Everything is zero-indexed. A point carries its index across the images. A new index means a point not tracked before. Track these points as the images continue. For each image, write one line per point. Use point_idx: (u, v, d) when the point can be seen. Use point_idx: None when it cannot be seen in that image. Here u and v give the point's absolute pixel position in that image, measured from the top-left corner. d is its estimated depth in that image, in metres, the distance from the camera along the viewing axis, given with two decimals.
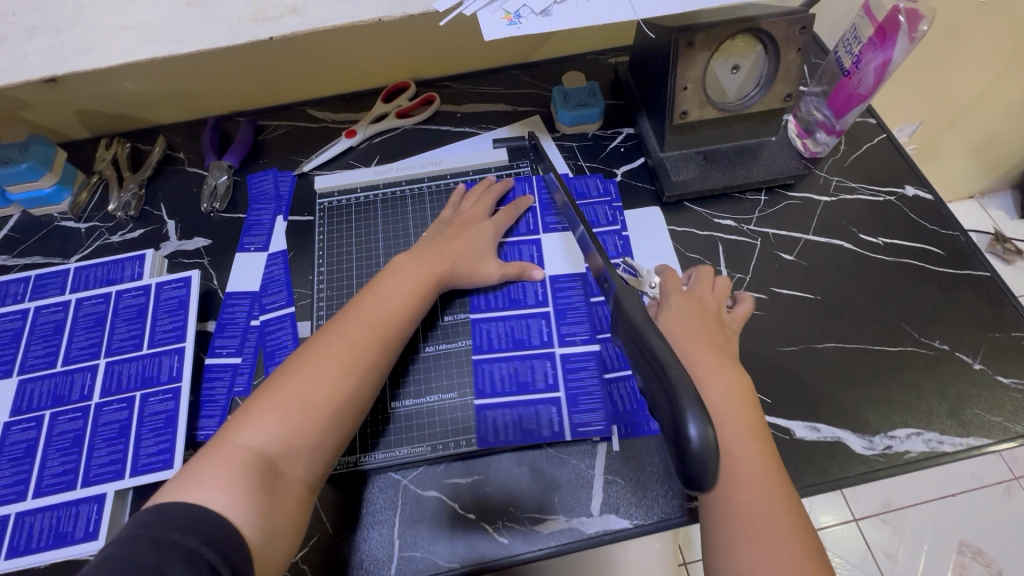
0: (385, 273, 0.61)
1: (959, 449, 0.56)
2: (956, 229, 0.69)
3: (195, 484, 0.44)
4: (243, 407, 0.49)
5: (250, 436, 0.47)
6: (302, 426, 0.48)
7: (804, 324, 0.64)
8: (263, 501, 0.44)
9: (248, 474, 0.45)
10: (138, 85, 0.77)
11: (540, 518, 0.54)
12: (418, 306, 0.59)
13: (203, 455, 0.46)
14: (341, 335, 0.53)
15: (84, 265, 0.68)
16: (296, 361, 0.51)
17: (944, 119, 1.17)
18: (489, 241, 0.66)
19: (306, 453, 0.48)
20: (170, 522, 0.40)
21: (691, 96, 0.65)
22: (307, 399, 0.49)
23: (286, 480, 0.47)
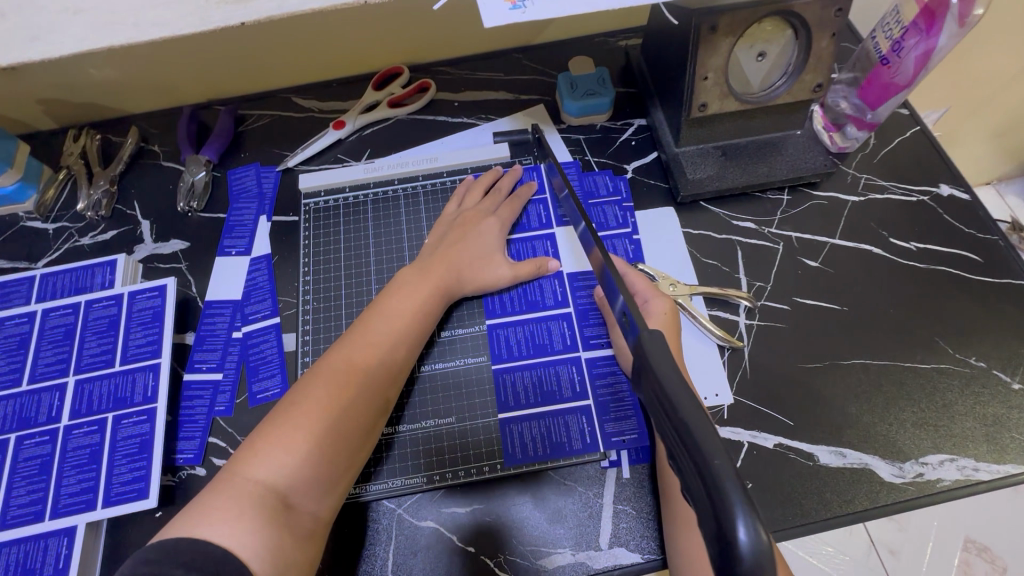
0: (392, 286, 0.56)
1: (995, 478, 0.52)
2: (994, 233, 0.64)
3: (203, 521, 0.38)
4: (249, 438, 0.43)
5: (260, 467, 0.41)
6: (315, 453, 0.43)
7: (829, 338, 0.59)
8: (275, 543, 0.38)
9: (259, 507, 0.39)
10: (106, 72, 0.70)
11: (544, 553, 0.50)
12: (428, 320, 0.54)
13: (208, 491, 0.40)
14: (348, 353, 0.48)
15: (51, 272, 0.62)
16: (303, 383, 0.46)
17: (970, 105, 1.10)
18: (497, 244, 0.61)
19: (320, 484, 0.43)
20: (175, 558, 0.35)
21: (711, 87, 0.59)
22: (319, 422, 0.44)
23: (299, 514, 0.41)
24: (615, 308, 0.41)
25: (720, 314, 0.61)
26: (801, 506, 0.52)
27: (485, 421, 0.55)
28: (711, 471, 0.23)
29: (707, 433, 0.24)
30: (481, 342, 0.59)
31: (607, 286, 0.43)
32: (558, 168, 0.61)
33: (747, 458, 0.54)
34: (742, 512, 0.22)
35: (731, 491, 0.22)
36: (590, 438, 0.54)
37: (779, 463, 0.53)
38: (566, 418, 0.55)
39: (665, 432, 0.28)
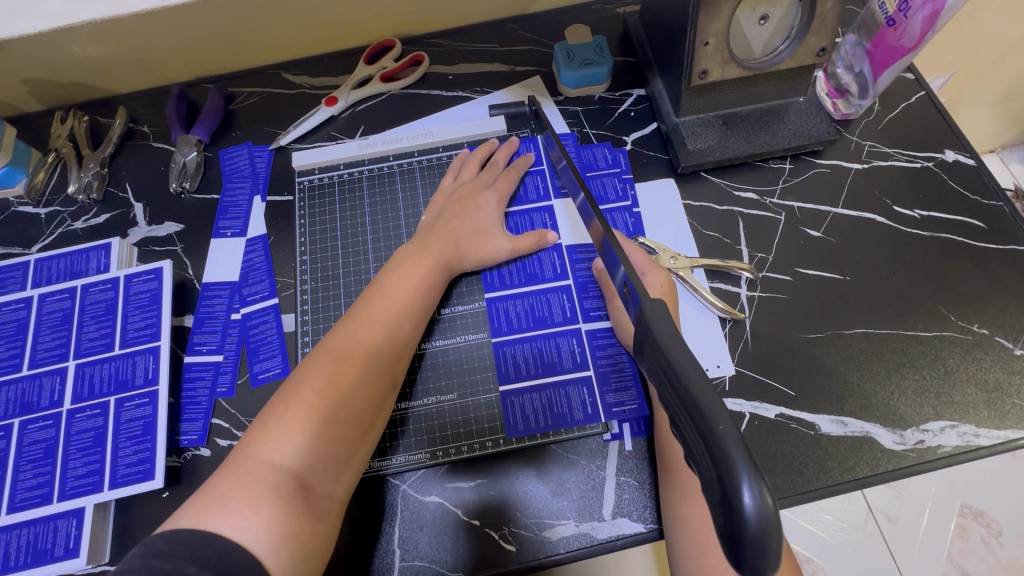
0: (391, 263, 0.54)
1: (995, 443, 0.52)
2: (999, 199, 0.63)
3: (219, 510, 0.37)
4: (258, 419, 0.42)
5: (275, 451, 0.40)
6: (331, 434, 0.43)
7: (831, 308, 0.59)
8: (296, 524, 0.38)
9: (279, 493, 0.39)
10: (90, 50, 0.68)
11: (548, 524, 0.51)
12: (430, 296, 0.54)
13: (220, 478, 0.39)
14: (355, 331, 0.48)
15: (45, 256, 0.62)
16: (309, 364, 0.45)
17: (976, 69, 1.08)
18: (495, 219, 0.60)
19: (335, 465, 0.43)
20: (189, 553, 0.33)
21: (712, 53, 0.57)
22: (332, 404, 0.43)
23: (318, 496, 0.41)
24: (616, 280, 0.41)
25: (721, 286, 0.60)
26: (803, 474, 0.52)
27: (487, 397, 0.55)
28: (719, 441, 0.23)
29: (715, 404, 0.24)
30: (481, 319, 0.58)
31: (608, 258, 0.42)
32: (556, 139, 0.60)
33: (748, 428, 0.54)
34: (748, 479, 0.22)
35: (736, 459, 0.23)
36: (592, 409, 0.54)
37: (780, 432, 0.54)
38: (567, 390, 0.55)
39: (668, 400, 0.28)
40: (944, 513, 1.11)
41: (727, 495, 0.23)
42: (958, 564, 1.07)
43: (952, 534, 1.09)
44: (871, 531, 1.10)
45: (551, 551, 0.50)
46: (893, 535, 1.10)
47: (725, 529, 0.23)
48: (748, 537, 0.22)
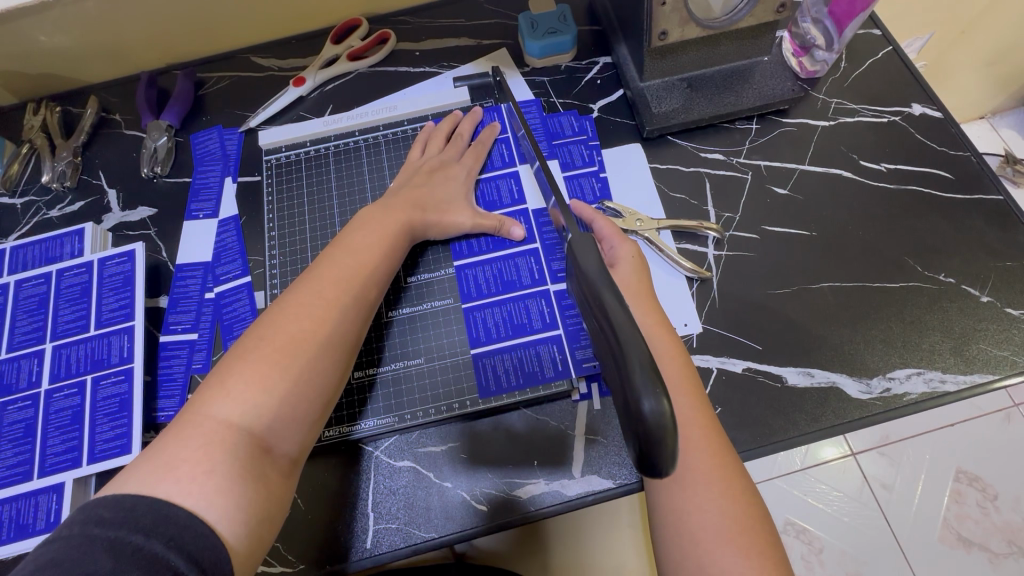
0: (353, 224, 0.55)
1: (962, 388, 0.53)
2: (967, 149, 0.63)
3: (169, 473, 0.38)
4: (215, 376, 0.43)
5: (228, 408, 0.41)
6: (289, 394, 0.43)
7: (799, 263, 0.59)
8: (250, 482, 0.40)
9: (234, 453, 0.40)
10: (58, 40, 0.68)
11: (519, 484, 0.52)
12: (393, 257, 0.54)
13: (170, 439, 0.40)
14: (314, 291, 0.48)
15: (21, 244, 0.62)
16: (267, 324, 0.46)
17: (958, 31, 1.06)
18: (462, 188, 0.61)
19: (294, 425, 0.44)
20: (134, 522, 0.35)
21: (670, 12, 0.57)
22: (289, 362, 0.44)
23: (276, 457, 0.43)
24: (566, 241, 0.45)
25: (688, 247, 0.60)
26: (770, 426, 0.53)
27: (457, 362, 0.56)
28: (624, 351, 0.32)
29: (625, 327, 0.33)
30: (449, 286, 0.59)
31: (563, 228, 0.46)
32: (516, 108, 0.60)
33: (715, 383, 0.54)
34: (645, 391, 0.31)
35: (637, 379, 0.31)
36: (562, 365, 0.54)
37: (747, 386, 0.54)
38: (537, 350, 0.55)
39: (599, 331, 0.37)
40: (938, 478, 1.11)
41: (633, 405, 0.31)
42: (954, 528, 1.07)
43: (948, 498, 1.09)
44: (867, 500, 1.11)
45: (523, 509, 0.51)
46: (887, 502, 1.10)
47: (630, 417, 0.32)
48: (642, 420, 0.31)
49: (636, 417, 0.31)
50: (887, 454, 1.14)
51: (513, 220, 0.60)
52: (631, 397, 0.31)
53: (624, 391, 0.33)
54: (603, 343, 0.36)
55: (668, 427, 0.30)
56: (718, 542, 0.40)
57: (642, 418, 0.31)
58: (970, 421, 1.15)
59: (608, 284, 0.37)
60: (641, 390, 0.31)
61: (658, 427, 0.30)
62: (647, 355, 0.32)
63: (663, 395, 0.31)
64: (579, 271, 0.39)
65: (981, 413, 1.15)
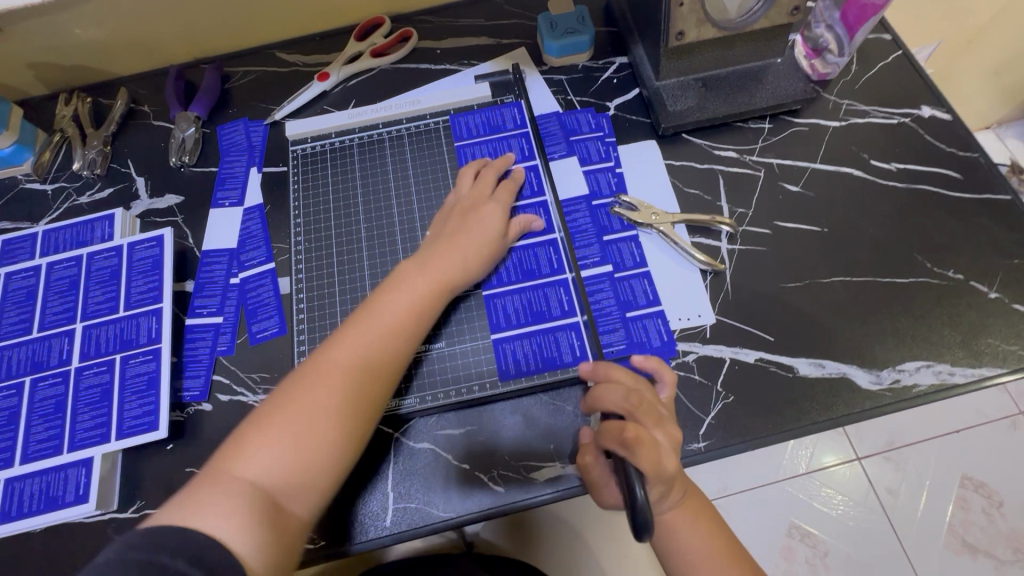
0: (390, 277, 0.55)
1: (970, 380, 0.54)
2: (976, 150, 0.64)
3: (197, 510, 0.41)
4: (238, 434, 0.45)
5: (250, 466, 0.44)
6: (305, 457, 0.45)
7: (810, 258, 0.60)
8: (265, 539, 0.41)
9: (252, 504, 0.42)
10: (92, 33, 0.71)
11: (535, 467, 0.53)
12: (423, 315, 0.53)
13: (200, 481, 0.43)
14: (343, 358, 0.48)
15: (52, 228, 0.64)
16: (298, 384, 0.47)
17: (964, 39, 1.08)
18: (499, 233, 0.58)
19: (310, 487, 0.45)
20: (162, 545, 0.37)
21: (687, 14, 0.59)
22: (306, 427, 0.45)
23: (293, 512, 0.44)
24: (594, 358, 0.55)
25: (702, 240, 0.62)
26: (781, 414, 0.54)
27: (477, 348, 0.57)
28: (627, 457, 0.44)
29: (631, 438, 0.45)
30: None
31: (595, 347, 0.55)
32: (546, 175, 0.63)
33: (728, 373, 0.56)
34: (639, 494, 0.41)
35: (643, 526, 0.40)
36: (580, 351, 0.56)
37: (760, 376, 0.55)
38: (556, 335, 0.56)
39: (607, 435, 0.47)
40: (944, 483, 1.11)
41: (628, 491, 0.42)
42: (959, 535, 1.07)
43: (953, 504, 1.10)
44: (871, 504, 1.11)
45: (539, 491, 0.52)
46: (892, 507, 1.10)
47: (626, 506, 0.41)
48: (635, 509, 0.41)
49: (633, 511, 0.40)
50: (892, 459, 1.14)
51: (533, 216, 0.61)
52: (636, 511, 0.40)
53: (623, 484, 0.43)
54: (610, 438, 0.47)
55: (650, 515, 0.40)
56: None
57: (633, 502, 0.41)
58: (976, 428, 1.15)
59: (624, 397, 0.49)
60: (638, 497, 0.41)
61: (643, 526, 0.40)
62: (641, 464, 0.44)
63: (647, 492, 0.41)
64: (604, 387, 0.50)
65: (986, 420, 1.16)
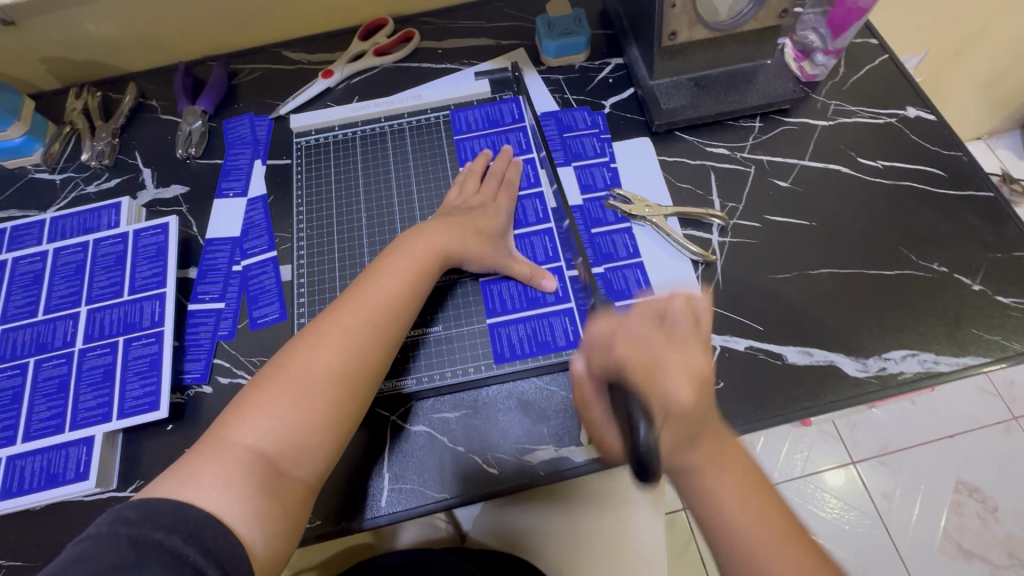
0: (385, 252, 0.56)
1: (954, 369, 0.55)
2: (959, 150, 0.66)
3: (191, 485, 0.42)
4: (237, 402, 0.47)
5: (247, 434, 0.45)
6: (301, 423, 0.47)
7: (799, 251, 0.62)
8: (264, 509, 0.43)
9: (248, 473, 0.44)
10: (104, 28, 0.73)
11: (528, 449, 0.54)
12: (419, 287, 0.55)
13: (195, 455, 0.45)
14: (336, 328, 0.50)
15: (60, 215, 0.66)
16: (292, 354, 0.49)
17: (953, 51, 1.11)
18: (496, 218, 0.61)
19: (307, 452, 0.47)
20: (158, 521, 0.39)
21: (680, 14, 0.61)
22: (304, 391, 0.47)
23: (288, 479, 0.46)
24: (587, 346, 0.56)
25: (694, 233, 0.64)
26: (769, 400, 0.55)
27: (474, 335, 0.58)
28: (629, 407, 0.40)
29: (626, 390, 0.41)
30: None
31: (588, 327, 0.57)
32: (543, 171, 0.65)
33: (718, 359, 0.57)
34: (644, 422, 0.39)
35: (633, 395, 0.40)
36: (573, 336, 0.57)
37: (749, 363, 0.57)
38: (550, 321, 0.58)
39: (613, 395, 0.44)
40: (938, 489, 1.12)
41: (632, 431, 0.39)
42: (953, 539, 1.08)
43: (948, 510, 1.10)
44: (867, 508, 1.11)
45: (532, 473, 0.53)
46: (887, 511, 1.11)
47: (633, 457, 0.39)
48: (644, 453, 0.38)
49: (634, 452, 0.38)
50: (886, 464, 1.15)
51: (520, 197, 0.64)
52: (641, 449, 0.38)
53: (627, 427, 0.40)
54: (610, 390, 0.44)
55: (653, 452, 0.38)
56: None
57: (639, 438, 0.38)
58: (969, 433, 1.16)
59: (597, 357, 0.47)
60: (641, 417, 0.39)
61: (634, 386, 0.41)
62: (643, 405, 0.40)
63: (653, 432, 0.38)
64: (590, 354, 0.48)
65: (980, 425, 1.17)
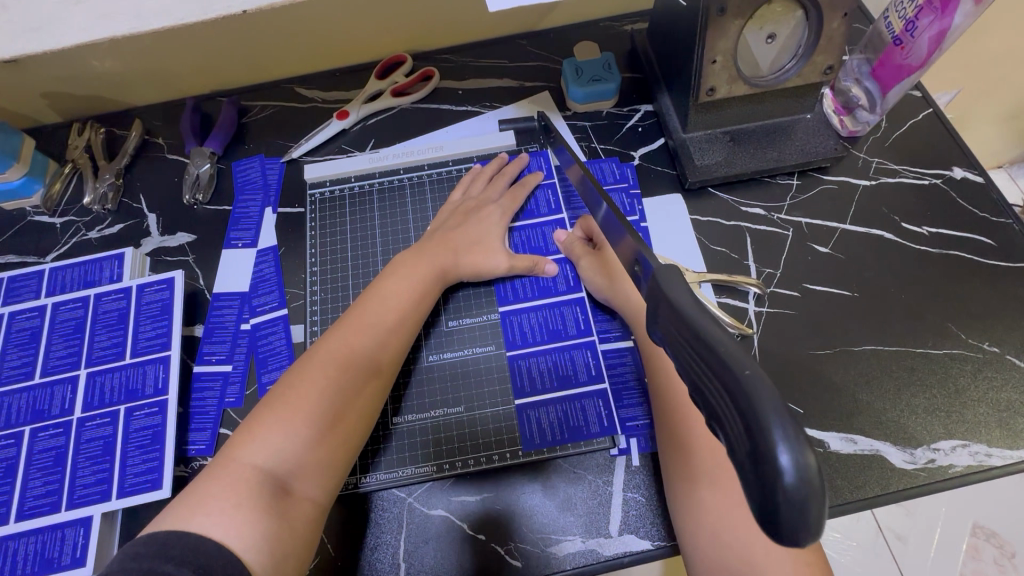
0: (386, 271, 0.58)
1: (1008, 463, 0.52)
2: (1010, 216, 0.63)
3: (197, 511, 0.40)
4: (247, 422, 0.45)
5: (255, 454, 0.43)
6: (321, 438, 0.46)
7: (841, 324, 0.58)
8: (274, 535, 0.40)
9: (257, 494, 0.41)
10: (109, 64, 0.70)
11: (554, 540, 0.50)
12: (423, 304, 0.56)
13: (203, 480, 0.42)
14: (345, 338, 0.51)
15: (60, 265, 0.63)
16: (299, 368, 0.49)
17: (985, 86, 1.07)
18: (495, 227, 0.62)
19: (320, 471, 0.45)
20: (166, 553, 0.36)
21: (720, 70, 0.57)
22: (317, 405, 0.46)
23: (298, 499, 0.43)
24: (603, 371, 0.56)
25: (728, 301, 0.60)
26: None
27: (497, 410, 0.56)
28: (751, 406, 0.23)
29: (748, 374, 0.24)
30: (490, 331, 0.60)
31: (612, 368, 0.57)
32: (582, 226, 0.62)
33: None
34: (783, 435, 0.23)
35: (765, 403, 0.23)
36: (607, 422, 0.54)
37: None
38: (582, 403, 0.55)
39: (697, 373, 0.28)
40: (955, 532, 1.07)
41: (763, 460, 0.23)
42: None
43: (964, 554, 1.05)
44: (881, 552, 1.06)
45: (557, 567, 0.49)
46: (903, 554, 1.05)
47: (753, 484, 0.23)
48: (787, 499, 0.22)
49: (756, 462, 0.23)
50: (903, 505, 1.09)
51: (545, 257, 0.62)
52: (781, 505, 0.22)
53: (742, 429, 0.24)
54: (702, 367, 0.27)
55: (810, 491, 0.22)
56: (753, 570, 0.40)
57: (779, 484, 0.22)
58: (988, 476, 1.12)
59: (695, 324, 0.28)
60: (780, 436, 0.22)
61: (764, 398, 0.23)
62: (778, 395, 0.24)
63: (807, 454, 0.22)
64: (667, 306, 0.31)
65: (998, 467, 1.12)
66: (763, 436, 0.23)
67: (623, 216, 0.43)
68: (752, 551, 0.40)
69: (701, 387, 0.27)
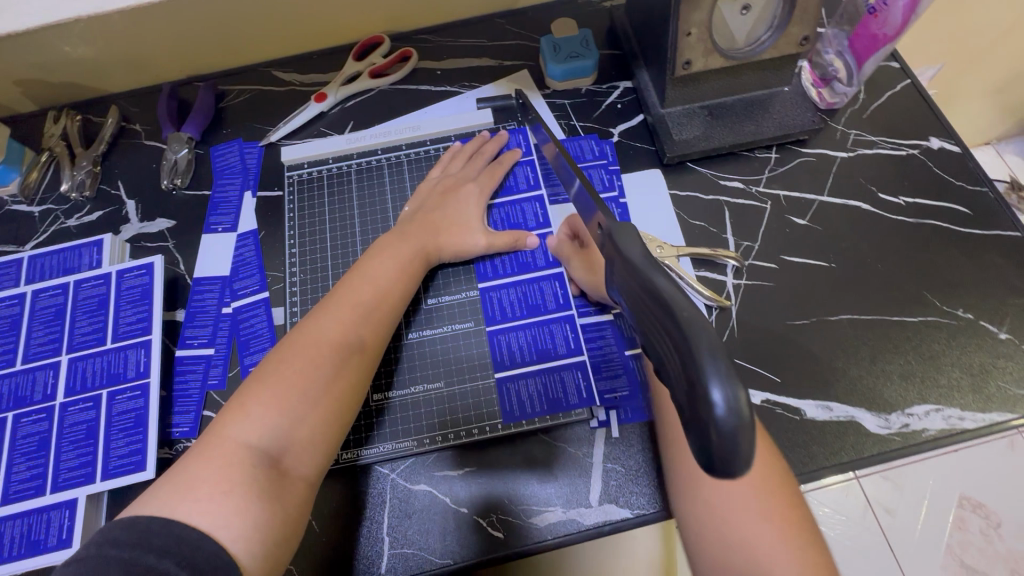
0: (369, 253, 0.58)
1: (980, 425, 0.53)
2: (985, 185, 0.63)
3: (186, 497, 0.40)
4: (235, 400, 0.45)
5: (246, 432, 0.43)
6: (312, 417, 0.46)
7: (818, 295, 0.59)
8: (264, 520, 0.41)
9: (249, 473, 0.42)
10: (82, 50, 0.69)
11: (535, 511, 0.51)
12: (410, 284, 0.57)
13: (193, 459, 0.42)
14: (335, 317, 0.51)
15: (38, 253, 0.62)
16: (288, 347, 0.49)
17: (968, 60, 1.06)
18: (474, 206, 0.62)
19: (312, 449, 0.46)
20: (149, 544, 0.36)
21: (694, 42, 0.57)
22: (307, 384, 0.46)
23: (291, 479, 0.44)
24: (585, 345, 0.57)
25: (707, 274, 0.61)
26: (789, 458, 0.52)
27: (479, 386, 0.56)
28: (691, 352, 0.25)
29: (689, 322, 0.25)
30: (470, 308, 0.60)
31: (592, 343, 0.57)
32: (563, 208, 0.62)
33: None
34: (718, 378, 0.24)
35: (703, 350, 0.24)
36: (586, 393, 0.55)
37: (768, 419, 0.54)
38: (561, 376, 0.56)
39: (648, 327, 0.29)
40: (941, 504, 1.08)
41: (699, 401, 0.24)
42: (957, 556, 1.03)
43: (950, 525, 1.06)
44: (869, 525, 1.08)
45: (538, 537, 0.50)
46: (890, 526, 1.07)
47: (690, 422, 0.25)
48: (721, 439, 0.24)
49: (693, 404, 0.25)
50: (890, 478, 1.10)
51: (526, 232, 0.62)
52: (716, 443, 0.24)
53: (683, 375, 0.25)
54: (651, 318, 0.28)
55: (742, 429, 0.23)
56: (724, 538, 0.40)
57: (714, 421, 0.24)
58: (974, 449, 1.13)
59: (644, 277, 0.29)
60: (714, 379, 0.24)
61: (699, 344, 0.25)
62: (716, 341, 0.25)
63: (740, 393, 0.24)
64: (621, 265, 0.32)
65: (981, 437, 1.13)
66: (699, 377, 0.24)
67: (594, 189, 0.43)
68: (717, 520, 0.41)
69: (652, 340, 0.28)
